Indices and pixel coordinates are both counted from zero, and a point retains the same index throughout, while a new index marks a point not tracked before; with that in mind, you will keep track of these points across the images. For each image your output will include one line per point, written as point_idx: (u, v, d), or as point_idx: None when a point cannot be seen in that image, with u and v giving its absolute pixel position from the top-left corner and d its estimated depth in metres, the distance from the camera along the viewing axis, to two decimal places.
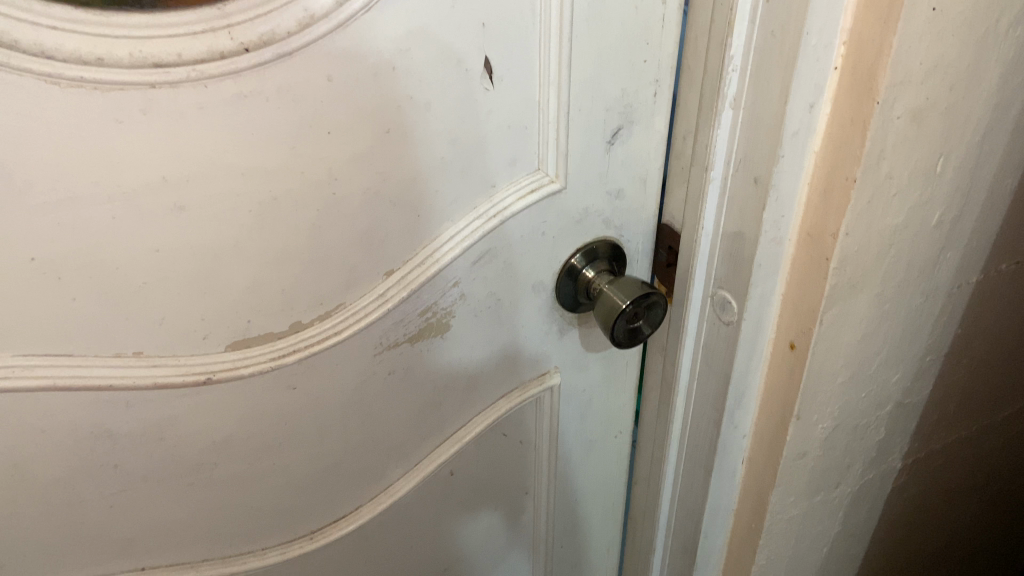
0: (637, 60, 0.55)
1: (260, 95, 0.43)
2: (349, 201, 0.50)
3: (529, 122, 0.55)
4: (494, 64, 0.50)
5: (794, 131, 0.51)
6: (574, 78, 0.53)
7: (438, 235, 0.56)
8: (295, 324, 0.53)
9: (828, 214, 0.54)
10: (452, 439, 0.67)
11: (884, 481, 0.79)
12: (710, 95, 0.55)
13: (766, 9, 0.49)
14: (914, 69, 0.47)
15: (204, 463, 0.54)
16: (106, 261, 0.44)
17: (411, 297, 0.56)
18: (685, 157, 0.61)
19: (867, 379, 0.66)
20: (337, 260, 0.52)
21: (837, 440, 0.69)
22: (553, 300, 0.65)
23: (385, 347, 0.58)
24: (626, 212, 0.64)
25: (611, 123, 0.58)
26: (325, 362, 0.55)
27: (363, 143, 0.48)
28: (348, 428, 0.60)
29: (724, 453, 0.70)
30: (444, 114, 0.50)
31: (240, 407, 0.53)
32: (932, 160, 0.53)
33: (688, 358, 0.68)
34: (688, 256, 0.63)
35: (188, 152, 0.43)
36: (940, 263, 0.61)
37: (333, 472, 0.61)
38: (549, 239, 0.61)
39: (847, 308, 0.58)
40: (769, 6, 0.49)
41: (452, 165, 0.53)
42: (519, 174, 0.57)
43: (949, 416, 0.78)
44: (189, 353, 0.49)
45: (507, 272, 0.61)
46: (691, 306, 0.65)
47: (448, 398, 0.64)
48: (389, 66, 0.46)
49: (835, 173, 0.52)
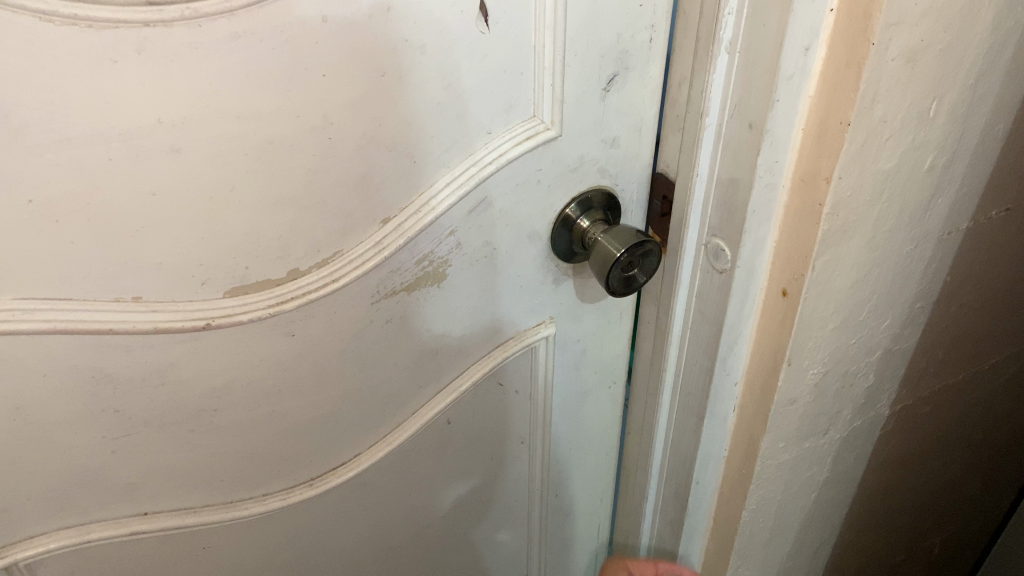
0: (633, 4, 0.55)
1: (255, 35, 0.43)
2: (345, 145, 0.50)
3: (524, 68, 0.55)
4: (490, 8, 0.50)
5: (789, 75, 0.52)
6: (570, 23, 0.53)
7: (434, 182, 0.56)
8: (293, 271, 0.53)
9: (821, 160, 0.54)
10: (449, 388, 0.68)
11: (872, 428, 0.81)
12: (705, 40, 0.55)
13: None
14: (910, 9, 0.47)
15: (204, 408, 0.55)
16: (105, 203, 0.44)
17: (408, 245, 0.57)
18: (680, 105, 0.61)
19: (857, 326, 0.67)
20: (334, 206, 0.52)
21: (827, 386, 0.71)
22: (548, 250, 0.66)
23: (382, 296, 0.58)
24: (621, 161, 0.64)
25: (608, 68, 0.58)
26: (324, 310, 0.56)
27: (359, 86, 0.48)
28: (346, 376, 0.60)
29: (717, 399, 0.71)
30: (441, 57, 0.50)
31: (239, 353, 0.54)
32: (926, 103, 0.54)
33: (681, 307, 0.69)
34: (682, 204, 0.63)
35: (185, 93, 0.43)
36: (931, 209, 0.62)
37: (333, 419, 0.62)
38: (544, 188, 0.62)
39: (839, 254, 0.59)
40: None
41: (449, 110, 0.53)
42: (515, 120, 0.57)
43: (937, 364, 0.80)
44: (188, 299, 0.50)
45: (503, 221, 0.61)
46: (685, 255, 0.65)
47: (445, 347, 0.65)
48: (385, 7, 0.46)
49: (829, 117, 0.52)
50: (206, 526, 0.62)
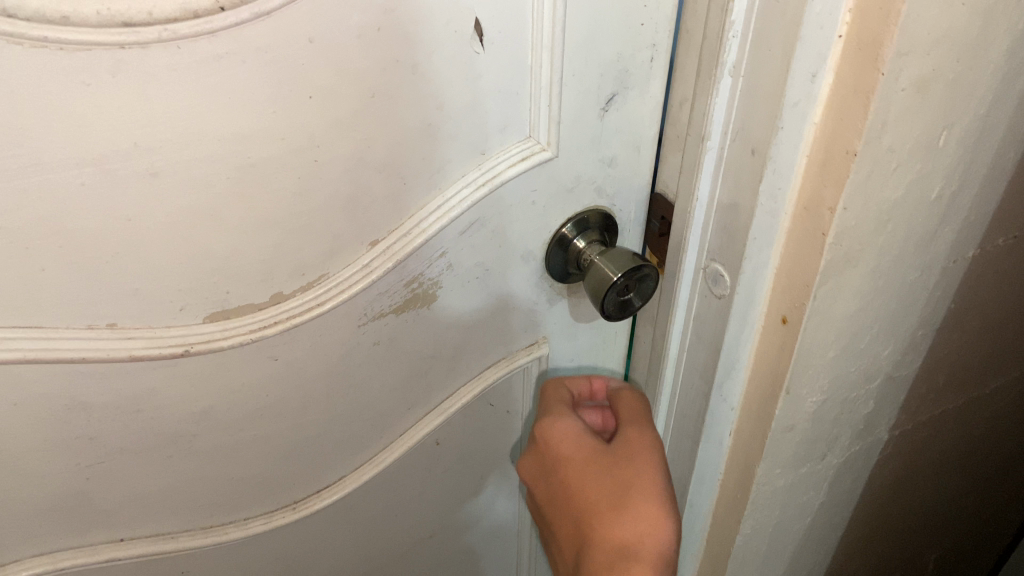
0: (634, 23, 0.53)
1: (238, 57, 0.41)
2: (332, 168, 0.48)
3: (520, 87, 0.53)
4: (485, 27, 0.48)
5: (795, 101, 0.50)
6: (568, 42, 0.51)
7: (427, 202, 0.54)
8: (277, 294, 0.51)
9: (825, 188, 0.52)
10: (438, 409, 0.66)
11: (870, 453, 0.79)
12: (708, 61, 0.53)
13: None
14: (920, 38, 0.45)
15: (183, 434, 0.53)
16: (78, 228, 0.42)
17: (397, 267, 0.55)
18: (681, 125, 0.59)
19: (859, 353, 0.65)
20: (320, 229, 0.50)
21: (826, 413, 0.69)
22: (542, 270, 0.64)
23: (370, 318, 0.56)
24: (618, 180, 0.62)
25: (606, 88, 0.56)
26: (308, 333, 0.54)
27: (347, 107, 0.46)
28: (331, 399, 0.58)
29: (713, 424, 0.69)
30: (434, 77, 0.48)
31: (220, 378, 0.52)
32: (935, 133, 0.52)
33: (678, 330, 0.67)
34: (681, 226, 0.62)
35: (163, 115, 0.41)
36: (938, 237, 0.60)
37: (317, 443, 0.60)
38: (539, 208, 0.60)
39: (841, 282, 0.58)
40: None
41: (441, 131, 0.51)
42: (510, 140, 0.55)
43: (938, 389, 0.78)
44: (166, 324, 0.48)
45: (496, 241, 0.59)
46: (683, 278, 0.64)
47: (435, 369, 0.63)
48: (375, 28, 0.44)
49: (834, 145, 0.50)
50: (184, 551, 0.60)
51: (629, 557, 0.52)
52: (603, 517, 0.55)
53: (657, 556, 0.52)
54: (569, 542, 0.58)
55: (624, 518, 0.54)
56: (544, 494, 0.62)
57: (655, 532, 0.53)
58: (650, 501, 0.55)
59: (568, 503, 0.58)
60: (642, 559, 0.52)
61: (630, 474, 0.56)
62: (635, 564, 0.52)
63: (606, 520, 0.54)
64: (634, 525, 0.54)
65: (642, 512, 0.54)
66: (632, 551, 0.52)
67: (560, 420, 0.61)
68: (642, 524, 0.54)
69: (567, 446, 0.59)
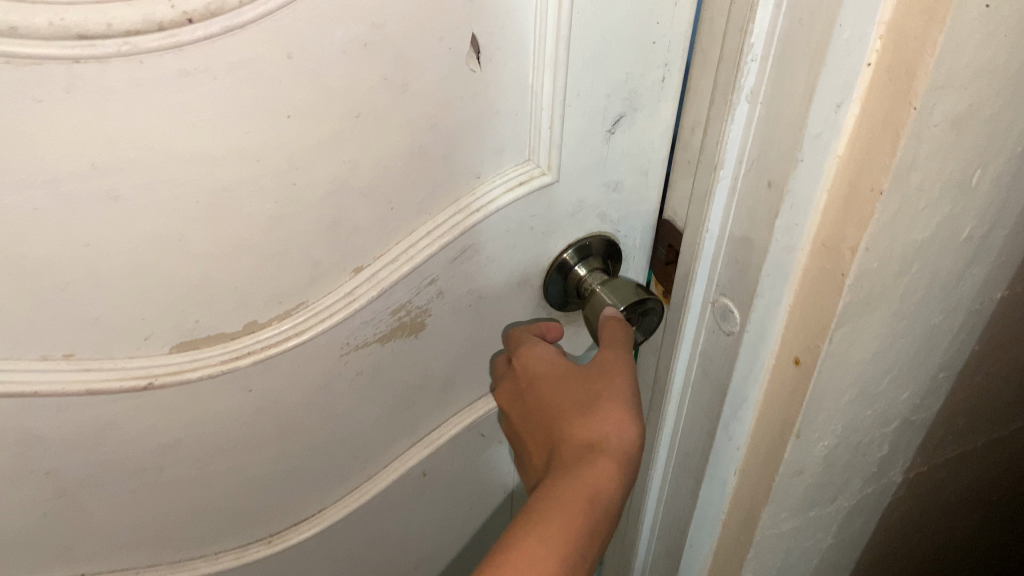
0: (644, 42, 0.49)
1: (208, 73, 0.38)
2: (313, 192, 0.45)
3: (519, 108, 0.49)
4: (482, 43, 0.45)
5: (817, 133, 0.46)
6: (573, 61, 0.47)
7: (415, 228, 0.51)
8: (250, 324, 0.48)
9: (847, 226, 0.48)
10: (425, 440, 0.62)
11: (883, 495, 0.75)
12: (723, 85, 0.49)
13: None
14: (958, 72, 0.41)
15: (148, 467, 0.50)
16: (30, 254, 0.39)
17: (383, 295, 0.51)
18: (693, 150, 0.55)
19: (875, 396, 0.62)
20: (299, 256, 0.47)
21: (838, 456, 0.65)
22: (540, 296, 0.61)
23: (352, 348, 0.53)
24: (624, 205, 0.59)
25: (613, 109, 0.52)
26: (284, 364, 0.50)
27: (331, 128, 0.43)
28: (311, 431, 0.55)
29: (716, 463, 0.66)
30: (426, 96, 0.45)
31: (188, 410, 0.48)
32: (968, 172, 0.48)
33: (683, 363, 0.63)
34: (690, 256, 0.58)
35: (124, 135, 0.38)
36: (965, 279, 0.56)
37: (295, 475, 0.57)
38: (538, 233, 0.56)
39: (860, 325, 0.54)
40: None
41: (433, 153, 0.48)
42: (508, 163, 0.52)
43: (956, 431, 0.74)
44: (128, 355, 0.44)
45: (490, 268, 0.56)
46: (690, 311, 0.60)
47: (422, 399, 0.60)
48: (361, 43, 0.41)
49: (859, 180, 0.46)
50: None
51: (596, 453, 0.50)
52: (573, 422, 0.53)
53: (624, 461, 0.51)
54: (537, 453, 0.56)
55: (594, 421, 0.52)
56: (511, 413, 0.59)
57: (623, 439, 0.51)
58: (619, 411, 0.52)
59: (538, 415, 0.56)
60: (609, 456, 0.50)
61: (602, 386, 0.54)
62: (602, 461, 0.50)
63: (577, 424, 0.52)
64: (603, 425, 0.52)
65: (611, 419, 0.52)
66: (600, 451, 0.50)
67: (534, 336, 0.58)
68: (612, 430, 0.52)
69: (536, 360, 0.56)
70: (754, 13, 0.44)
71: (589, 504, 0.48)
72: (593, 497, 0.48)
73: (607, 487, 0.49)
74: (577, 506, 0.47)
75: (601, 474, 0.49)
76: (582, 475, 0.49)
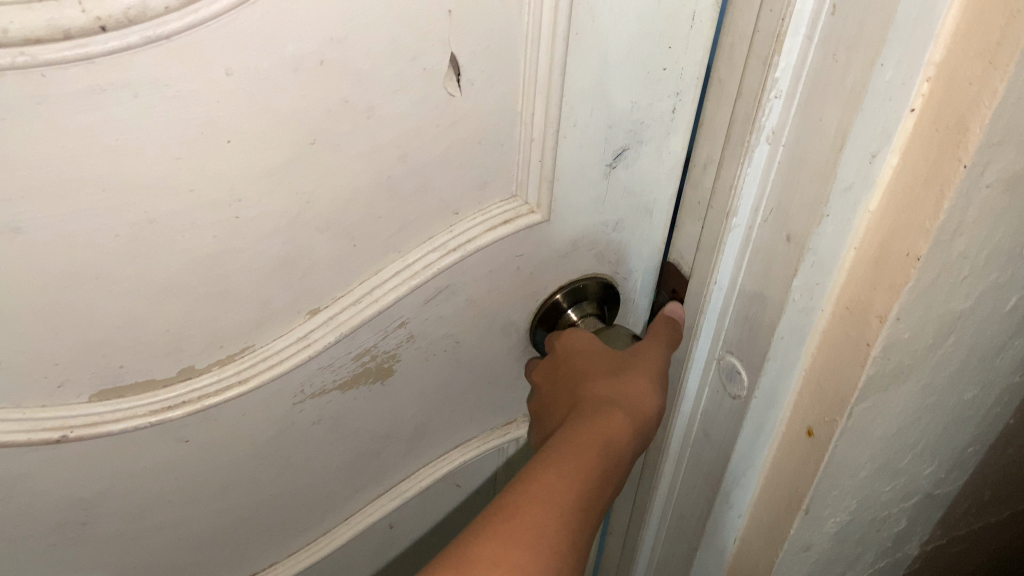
0: (653, 68, 0.43)
1: (128, 90, 0.32)
2: (261, 228, 0.39)
3: (506, 137, 0.43)
4: (463, 64, 0.39)
5: (847, 185, 0.39)
6: (568, 86, 0.42)
7: (383, 267, 0.44)
8: (186, 370, 0.42)
9: (876, 291, 0.42)
10: (391, 492, 0.57)
11: (896, 569, 0.69)
12: (740, 123, 0.42)
13: (829, 22, 0.35)
14: (1018, 127, 0.35)
15: (69, 522, 0.44)
16: None
17: (344, 340, 0.46)
18: (704, 190, 0.48)
19: (896, 472, 0.55)
20: (245, 296, 0.41)
21: (850, 532, 0.59)
22: (525, 340, 0.54)
23: (309, 395, 0.47)
24: (624, 245, 0.53)
25: (615, 142, 0.46)
26: (227, 412, 0.45)
27: (280, 155, 0.37)
28: (259, 483, 0.49)
29: (715, 531, 0.59)
30: (396, 122, 0.39)
31: (115, 461, 0.43)
32: (1019, 237, 0.42)
33: (682, 421, 0.57)
34: (695, 309, 0.51)
35: (24, 159, 0.32)
36: (1005, 350, 0.50)
37: (242, 528, 0.51)
38: (525, 273, 0.50)
39: (884, 399, 0.47)
40: (835, 20, 0.35)
41: (403, 186, 0.42)
42: (492, 197, 0.46)
43: (982, 504, 0.68)
44: (39, 404, 0.39)
45: (469, 311, 0.50)
46: (693, 367, 0.53)
47: (389, 449, 0.54)
48: (316, 59, 0.35)
49: (892, 241, 0.40)
50: None
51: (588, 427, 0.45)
52: (594, 382, 0.48)
53: (640, 425, 0.47)
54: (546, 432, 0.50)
55: (617, 383, 0.48)
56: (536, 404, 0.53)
57: (644, 407, 0.47)
58: (647, 381, 0.48)
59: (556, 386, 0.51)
60: (626, 414, 0.46)
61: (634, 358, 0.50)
62: (616, 416, 0.46)
63: (598, 384, 0.48)
64: (627, 388, 0.48)
65: (638, 385, 0.48)
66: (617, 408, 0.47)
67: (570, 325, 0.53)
68: (636, 395, 0.48)
69: (576, 339, 0.51)
70: (780, 44, 0.37)
71: (600, 461, 0.43)
72: (604, 449, 0.44)
73: (618, 443, 0.45)
74: (590, 460, 0.43)
75: (613, 430, 0.45)
76: (591, 433, 0.44)
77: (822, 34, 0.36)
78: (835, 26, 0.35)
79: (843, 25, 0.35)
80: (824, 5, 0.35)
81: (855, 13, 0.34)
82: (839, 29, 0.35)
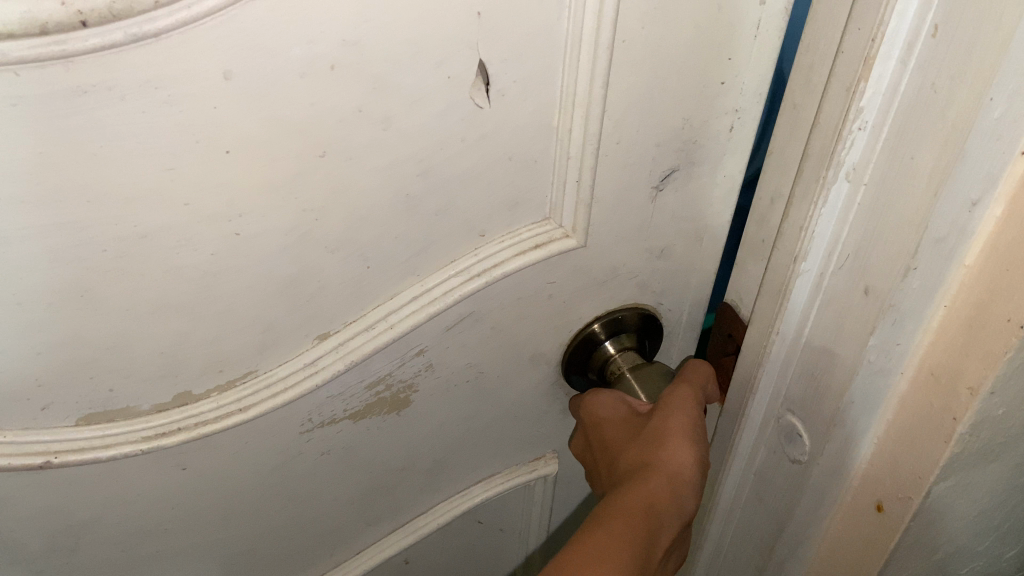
0: (709, 81, 0.39)
1: (112, 92, 0.28)
2: (263, 248, 0.35)
3: (540, 154, 0.39)
4: (493, 72, 0.34)
5: (941, 236, 0.33)
6: (611, 101, 0.37)
7: (399, 292, 0.41)
8: (183, 395, 0.39)
9: (967, 358, 0.35)
10: (407, 526, 0.54)
11: None
12: (816, 153, 0.36)
13: (929, 45, 0.30)
14: None
15: (57, 548, 0.42)
16: None
17: (356, 367, 0.42)
18: (767, 224, 0.43)
19: (973, 552, 0.49)
20: (245, 318, 0.38)
21: None
22: (558, 373, 0.50)
23: (317, 424, 0.44)
24: (669, 274, 0.48)
25: (663, 162, 0.41)
26: (228, 441, 0.42)
27: (287, 166, 0.33)
28: (263, 514, 0.46)
29: None
30: (415, 135, 0.35)
31: (107, 487, 0.40)
32: None
33: (734, 479, 0.53)
34: (754, 359, 0.46)
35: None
36: None
37: (246, 558, 0.49)
38: (558, 302, 0.46)
39: (969, 477, 0.41)
40: (937, 43, 0.30)
41: (421, 206, 0.38)
42: (522, 220, 0.41)
43: None
44: (22, 428, 0.36)
45: (495, 340, 0.46)
46: (748, 424, 0.49)
47: (405, 481, 0.51)
48: (324, 64, 0.31)
49: (990, 302, 0.34)
50: None
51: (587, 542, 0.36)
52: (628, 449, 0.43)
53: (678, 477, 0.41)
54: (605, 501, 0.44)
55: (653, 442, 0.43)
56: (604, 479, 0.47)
57: (682, 460, 0.42)
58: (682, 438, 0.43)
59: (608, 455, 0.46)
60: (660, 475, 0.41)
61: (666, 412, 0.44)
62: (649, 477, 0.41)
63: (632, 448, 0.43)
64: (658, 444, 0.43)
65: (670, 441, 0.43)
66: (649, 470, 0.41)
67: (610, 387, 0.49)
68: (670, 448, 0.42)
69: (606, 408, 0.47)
70: (869, 70, 0.32)
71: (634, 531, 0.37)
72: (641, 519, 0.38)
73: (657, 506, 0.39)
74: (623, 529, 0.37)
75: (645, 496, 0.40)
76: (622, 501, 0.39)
77: (923, 57, 0.31)
78: (936, 51, 0.30)
79: (948, 48, 0.30)
80: (926, 27, 0.30)
81: (963, 34, 0.29)
82: (946, 51, 0.30)
